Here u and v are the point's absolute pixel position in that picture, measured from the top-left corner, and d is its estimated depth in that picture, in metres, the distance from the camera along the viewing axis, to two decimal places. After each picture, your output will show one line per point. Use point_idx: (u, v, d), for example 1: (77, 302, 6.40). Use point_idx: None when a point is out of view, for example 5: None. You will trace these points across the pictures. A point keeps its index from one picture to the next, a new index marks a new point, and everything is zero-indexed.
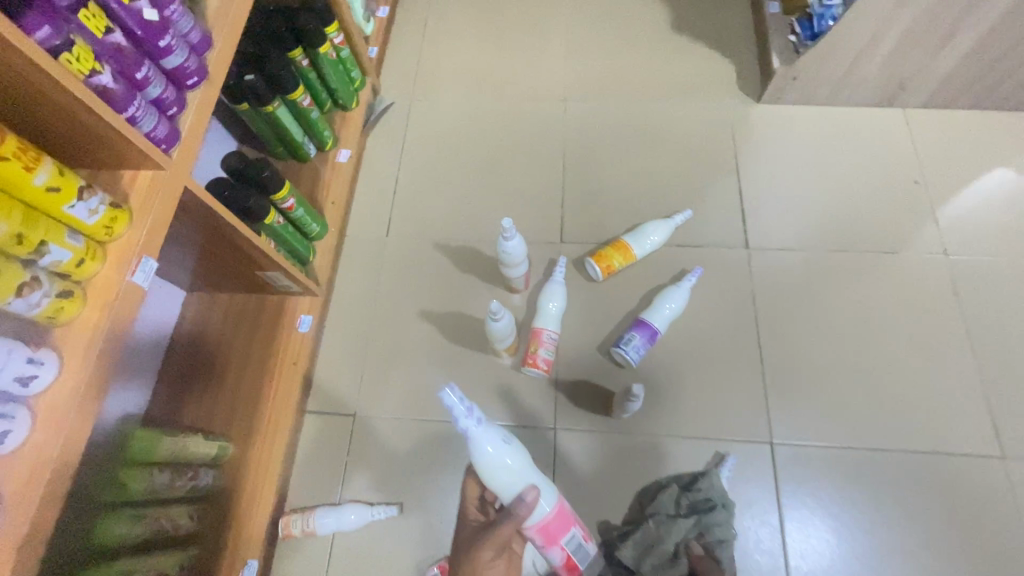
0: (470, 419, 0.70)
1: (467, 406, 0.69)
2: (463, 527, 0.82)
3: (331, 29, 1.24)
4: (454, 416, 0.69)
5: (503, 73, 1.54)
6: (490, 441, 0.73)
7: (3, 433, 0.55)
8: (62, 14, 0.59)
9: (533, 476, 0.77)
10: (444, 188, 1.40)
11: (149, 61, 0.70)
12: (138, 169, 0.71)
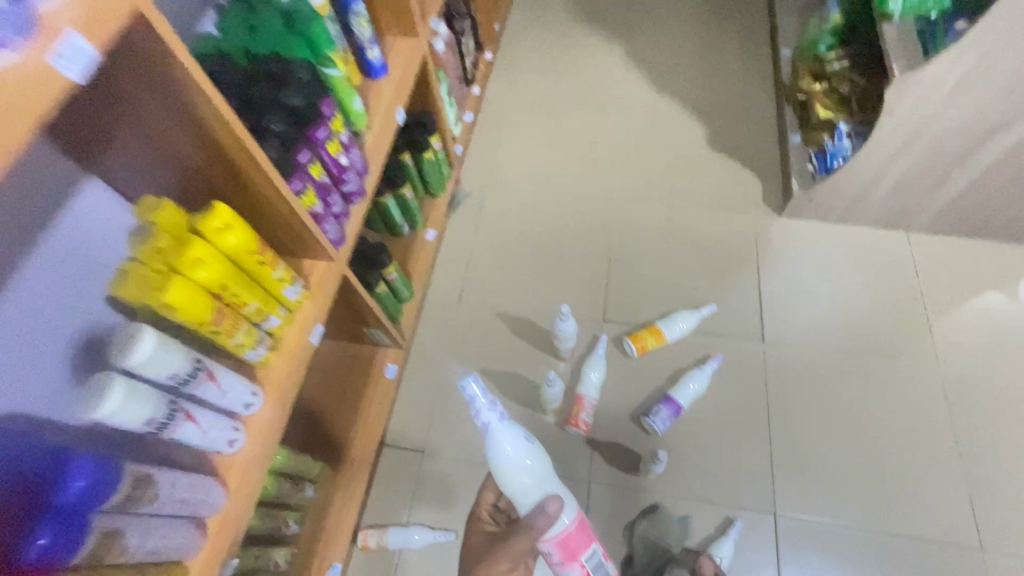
0: (494, 411, 0.80)
1: (492, 399, 0.79)
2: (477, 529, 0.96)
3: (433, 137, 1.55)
4: (480, 408, 0.79)
5: (564, 171, 1.85)
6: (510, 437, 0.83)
7: (234, 440, 0.83)
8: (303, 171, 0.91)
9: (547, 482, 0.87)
10: (509, 266, 1.68)
11: (337, 190, 1.01)
12: (315, 259, 1.02)
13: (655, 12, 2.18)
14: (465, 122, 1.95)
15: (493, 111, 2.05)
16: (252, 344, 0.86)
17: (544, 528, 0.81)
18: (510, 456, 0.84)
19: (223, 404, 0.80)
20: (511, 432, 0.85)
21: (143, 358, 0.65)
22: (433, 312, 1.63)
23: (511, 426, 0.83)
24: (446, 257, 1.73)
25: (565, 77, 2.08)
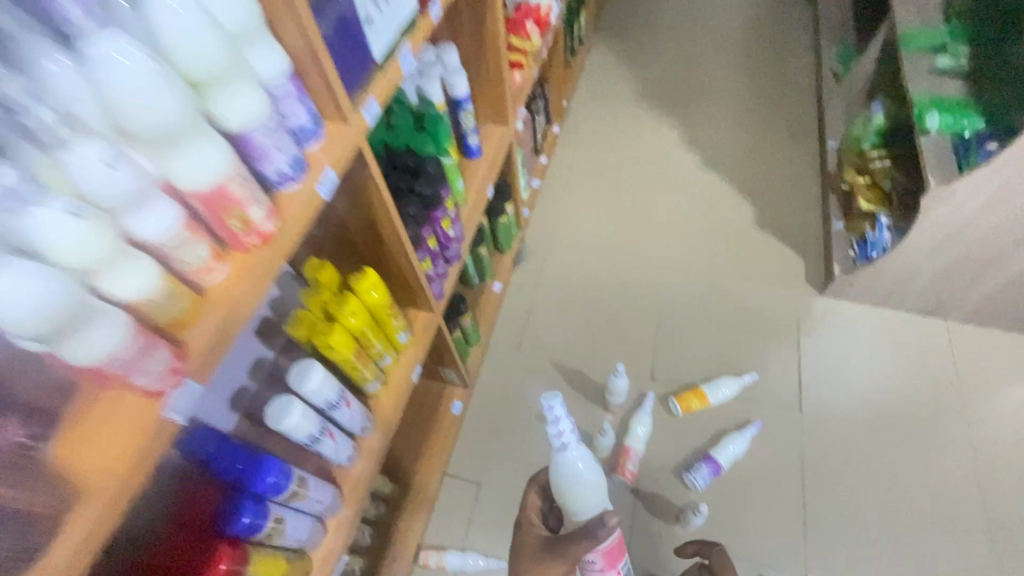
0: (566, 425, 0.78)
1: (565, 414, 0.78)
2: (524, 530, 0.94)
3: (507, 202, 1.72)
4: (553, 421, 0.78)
5: (620, 237, 2.03)
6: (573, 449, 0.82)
7: (352, 457, 1.02)
8: (424, 242, 1.12)
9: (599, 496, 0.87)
10: (566, 320, 1.85)
11: (442, 255, 1.23)
12: (419, 310, 1.22)
13: (711, 96, 2.39)
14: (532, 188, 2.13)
15: (557, 175, 2.25)
16: (372, 378, 1.05)
17: (602, 542, 0.80)
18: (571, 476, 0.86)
19: (349, 427, 0.99)
20: (579, 451, 0.86)
21: (311, 385, 0.86)
22: (495, 357, 1.80)
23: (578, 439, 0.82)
24: (508, 308, 1.91)
25: (625, 150, 2.28)
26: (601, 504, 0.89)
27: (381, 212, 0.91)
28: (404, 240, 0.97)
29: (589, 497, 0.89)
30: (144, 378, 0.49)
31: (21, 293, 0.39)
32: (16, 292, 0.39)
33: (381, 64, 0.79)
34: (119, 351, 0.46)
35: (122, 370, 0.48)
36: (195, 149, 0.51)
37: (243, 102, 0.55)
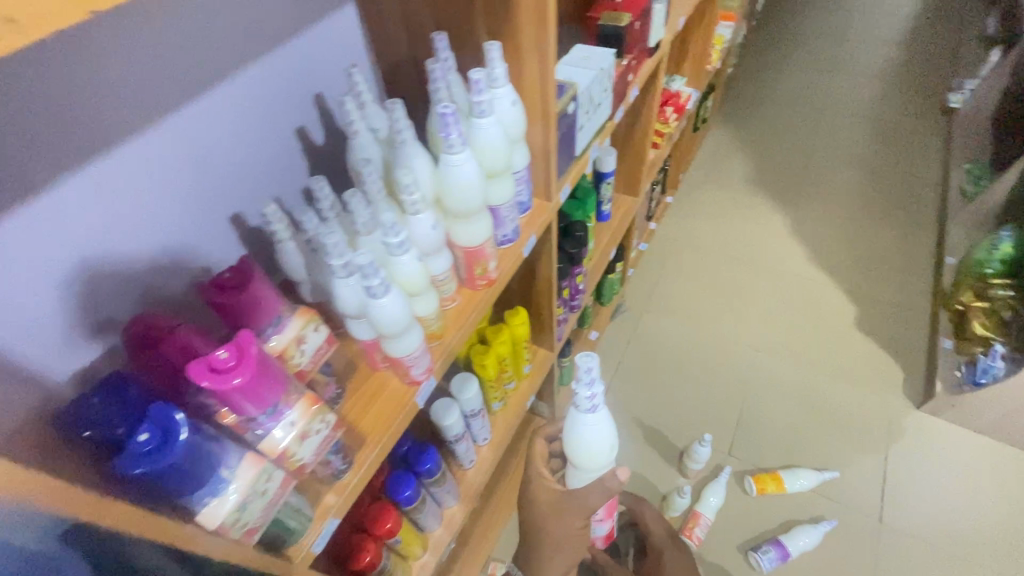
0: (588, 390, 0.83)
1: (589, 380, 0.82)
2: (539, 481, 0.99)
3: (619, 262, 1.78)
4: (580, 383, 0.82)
5: (717, 310, 2.10)
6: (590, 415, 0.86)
7: (471, 461, 1.20)
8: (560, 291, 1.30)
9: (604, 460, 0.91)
10: (654, 379, 1.92)
11: (569, 303, 1.39)
12: (539, 347, 1.39)
13: (825, 193, 2.45)
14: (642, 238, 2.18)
15: (663, 239, 2.34)
16: (499, 398, 1.22)
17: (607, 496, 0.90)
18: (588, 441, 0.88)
19: (474, 434, 1.17)
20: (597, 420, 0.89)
21: (464, 395, 1.05)
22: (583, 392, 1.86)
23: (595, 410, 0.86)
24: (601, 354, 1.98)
25: (732, 228, 2.35)
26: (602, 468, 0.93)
27: (544, 264, 1.09)
28: (553, 289, 1.15)
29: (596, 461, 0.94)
30: (414, 372, 0.70)
31: (399, 311, 0.60)
32: (398, 310, 0.60)
33: (576, 157, 0.99)
34: (414, 353, 0.67)
35: (408, 365, 0.68)
36: (478, 221, 0.72)
37: (505, 189, 0.77)
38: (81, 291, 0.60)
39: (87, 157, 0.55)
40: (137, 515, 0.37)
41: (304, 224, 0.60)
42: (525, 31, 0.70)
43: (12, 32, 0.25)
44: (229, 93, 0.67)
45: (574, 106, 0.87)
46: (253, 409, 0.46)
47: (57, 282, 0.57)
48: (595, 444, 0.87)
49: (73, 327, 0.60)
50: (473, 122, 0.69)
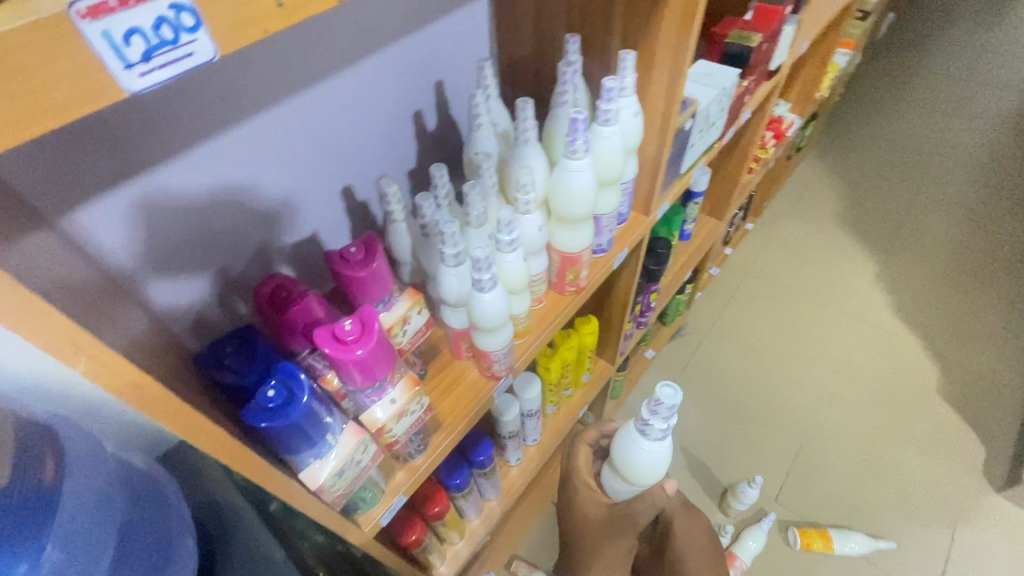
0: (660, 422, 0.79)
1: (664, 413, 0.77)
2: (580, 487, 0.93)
3: (690, 284, 1.71)
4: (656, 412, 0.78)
5: (785, 348, 1.98)
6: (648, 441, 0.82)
7: (518, 459, 1.20)
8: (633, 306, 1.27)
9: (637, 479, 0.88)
10: (705, 407, 1.84)
11: (638, 319, 1.36)
12: (599, 358, 1.37)
13: (924, 244, 2.26)
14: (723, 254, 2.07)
15: (739, 264, 2.22)
16: (554, 402, 1.22)
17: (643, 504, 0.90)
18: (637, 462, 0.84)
19: (526, 434, 1.17)
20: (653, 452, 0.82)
21: (525, 395, 1.04)
22: (631, 407, 1.81)
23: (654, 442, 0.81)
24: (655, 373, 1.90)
25: (814, 266, 2.21)
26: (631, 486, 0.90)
27: (626, 277, 1.07)
28: (629, 303, 1.13)
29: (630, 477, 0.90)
30: (496, 367, 0.71)
31: (498, 307, 0.61)
32: (498, 306, 0.61)
33: (681, 174, 0.96)
34: (502, 350, 0.68)
35: (493, 359, 0.69)
36: (582, 228, 0.72)
37: (612, 199, 0.76)
38: (180, 223, 0.59)
39: (243, 109, 0.57)
40: (255, 464, 0.39)
41: (422, 210, 0.61)
42: (660, 44, 0.68)
43: (273, 12, 0.25)
44: (366, 71, 0.69)
45: (691, 124, 0.84)
46: (364, 381, 0.48)
47: (163, 207, 0.56)
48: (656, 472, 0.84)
49: (150, 260, 0.58)
50: (594, 129, 0.68)
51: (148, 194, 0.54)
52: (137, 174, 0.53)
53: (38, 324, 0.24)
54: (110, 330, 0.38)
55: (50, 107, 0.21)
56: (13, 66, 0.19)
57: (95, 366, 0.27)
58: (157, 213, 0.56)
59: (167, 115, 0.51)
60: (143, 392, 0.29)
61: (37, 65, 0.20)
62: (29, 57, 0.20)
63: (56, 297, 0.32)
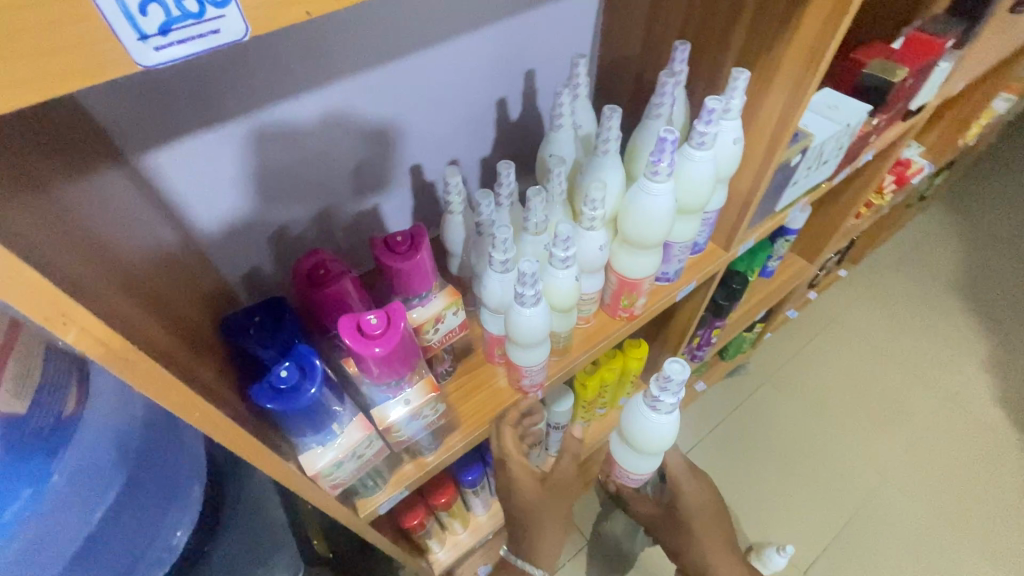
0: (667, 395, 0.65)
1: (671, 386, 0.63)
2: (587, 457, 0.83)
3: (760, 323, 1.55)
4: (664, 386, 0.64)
5: (861, 412, 1.66)
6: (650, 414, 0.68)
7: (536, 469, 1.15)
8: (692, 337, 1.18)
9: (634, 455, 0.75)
10: (751, 457, 1.56)
11: (694, 351, 1.27)
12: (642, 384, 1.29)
13: None
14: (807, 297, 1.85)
15: (827, 310, 1.89)
16: (584, 418, 1.15)
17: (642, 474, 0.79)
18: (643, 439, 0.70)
19: (549, 444, 1.12)
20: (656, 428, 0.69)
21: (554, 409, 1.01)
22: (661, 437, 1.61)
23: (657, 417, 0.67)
24: (700, 409, 1.65)
25: (919, 327, 1.86)
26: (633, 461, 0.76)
27: (689, 308, 0.99)
28: (686, 336, 1.04)
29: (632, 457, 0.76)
30: (526, 381, 0.67)
31: (537, 325, 0.58)
32: (537, 323, 0.57)
33: (775, 212, 0.86)
34: (535, 366, 0.64)
35: (524, 373, 0.66)
36: (649, 255, 0.66)
37: (689, 228, 0.69)
38: (264, 164, 0.59)
39: (359, 66, 0.59)
40: (249, 447, 0.38)
41: (480, 207, 0.58)
42: (782, 71, 0.60)
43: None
44: (454, 51, 0.66)
45: (799, 160, 0.75)
46: (382, 378, 0.46)
47: (257, 144, 0.57)
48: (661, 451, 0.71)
49: (220, 192, 0.58)
50: (685, 151, 0.61)
51: (249, 130, 0.55)
52: (253, 110, 0.54)
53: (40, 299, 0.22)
54: (145, 280, 0.37)
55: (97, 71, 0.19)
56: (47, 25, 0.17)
57: (86, 337, 0.25)
58: (250, 148, 0.57)
59: (275, 60, 0.52)
60: (130, 368, 0.27)
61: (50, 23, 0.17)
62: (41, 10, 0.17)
63: (94, 248, 0.31)
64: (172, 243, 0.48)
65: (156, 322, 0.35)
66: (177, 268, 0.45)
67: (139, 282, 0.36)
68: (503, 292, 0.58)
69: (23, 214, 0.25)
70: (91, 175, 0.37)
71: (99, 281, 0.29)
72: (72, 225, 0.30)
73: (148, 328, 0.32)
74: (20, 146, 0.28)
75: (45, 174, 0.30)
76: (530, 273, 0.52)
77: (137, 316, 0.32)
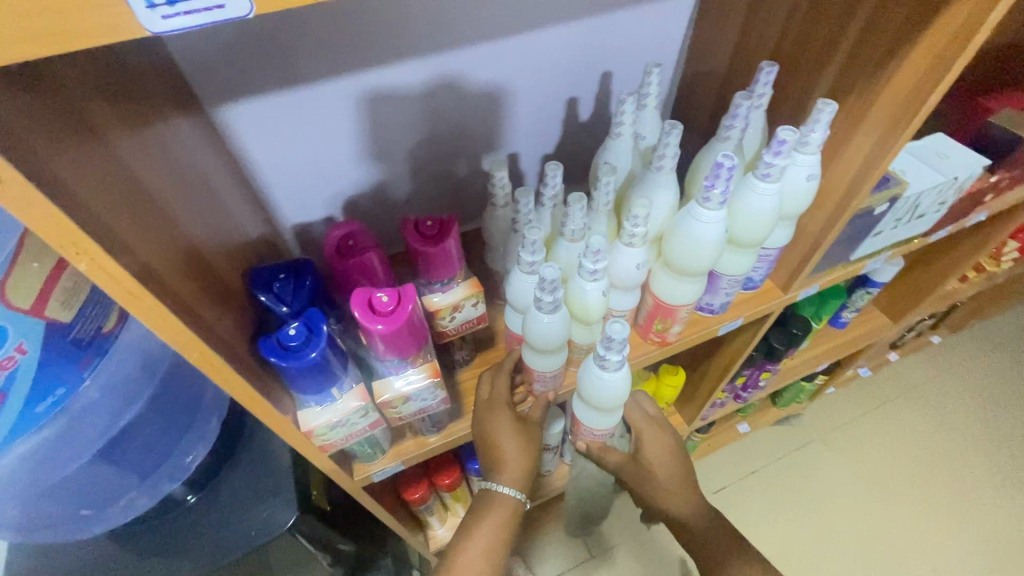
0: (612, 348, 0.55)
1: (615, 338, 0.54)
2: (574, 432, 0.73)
3: (823, 374, 1.42)
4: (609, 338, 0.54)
5: (924, 496, 1.46)
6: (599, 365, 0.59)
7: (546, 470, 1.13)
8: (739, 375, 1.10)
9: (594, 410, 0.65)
10: (784, 514, 1.42)
11: (738, 389, 1.19)
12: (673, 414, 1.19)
13: None
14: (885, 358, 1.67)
15: (905, 375, 1.68)
16: None
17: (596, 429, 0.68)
18: (597, 393, 0.61)
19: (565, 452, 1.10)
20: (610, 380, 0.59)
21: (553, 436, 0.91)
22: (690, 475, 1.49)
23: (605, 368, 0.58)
24: (737, 450, 1.53)
25: (1020, 418, 1.60)
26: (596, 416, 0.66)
27: (736, 345, 0.92)
28: (728, 375, 0.97)
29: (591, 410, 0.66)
30: (538, 385, 0.66)
31: (553, 332, 0.57)
32: (553, 330, 0.56)
33: (850, 261, 0.78)
34: (548, 373, 0.63)
35: (536, 379, 0.65)
36: (691, 284, 0.62)
37: (740, 263, 0.64)
38: (344, 126, 0.62)
39: (448, 46, 0.60)
40: (244, 392, 0.41)
41: (519, 205, 0.58)
42: (875, 110, 0.54)
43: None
44: (526, 45, 0.65)
45: (885, 209, 0.68)
46: (386, 355, 0.48)
47: (342, 106, 0.60)
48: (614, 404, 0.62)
49: (295, 145, 0.61)
50: (747, 180, 0.57)
51: (339, 91, 0.58)
52: (348, 74, 0.57)
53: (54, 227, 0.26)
54: (189, 225, 0.41)
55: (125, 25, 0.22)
56: None
57: (97, 269, 0.28)
58: (335, 108, 0.60)
59: (375, 30, 0.55)
60: (136, 302, 0.31)
61: None
62: None
63: (138, 192, 0.34)
64: (228, 193, 0.52)
65: (186, 265, 0.38)
66: (224, 214, 0.49)
67: (181, 226, 0.39)
68: (526, 293, 0.58)
69: (69, 153, 0.28)
70: (159, 124, 0.41)
71: (130, 222, 0.32)
72: (118, 167, 0.33)
73: (171, 269, 0.36)
74: (82, 95, 0.31)
75: (101, 123, 0.33)
76: (551, 279, 0.51)
77: (164, 257, 0.35)
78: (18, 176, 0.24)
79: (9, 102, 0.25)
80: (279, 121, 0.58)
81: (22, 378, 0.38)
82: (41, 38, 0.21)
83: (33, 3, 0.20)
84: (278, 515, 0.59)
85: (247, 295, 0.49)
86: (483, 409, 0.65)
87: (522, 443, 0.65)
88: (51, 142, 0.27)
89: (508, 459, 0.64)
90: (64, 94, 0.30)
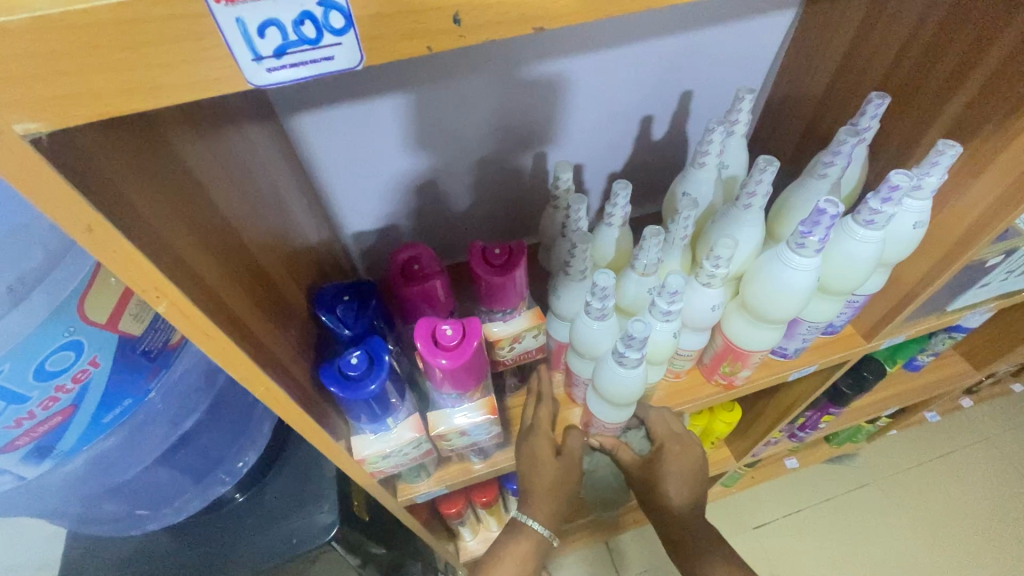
0: (629, 343, 0.49)
1: (636, 335, 0.48)
2: (591, 431, 0.65)
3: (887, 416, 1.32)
4: (631, 334, 0.48)
5: (993, 556, 1.33)
6: (617, 363, 0.52)
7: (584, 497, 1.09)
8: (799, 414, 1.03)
9: (606, 409, 0.58)
10: (832, 561, 1.32)
11: (796, 427, 1.11)
12: (723, 448, 1.13)
13: None
14: (957, 403, 1.54)
15: (980, 423, 1.54)
16: None
17: (608, 424, 0.61)
18: (610, 388, 0.54)
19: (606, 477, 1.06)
20: (626, 376, 0.52)
21: (593, 460, 0.90)
22: (733, 508, 1.41)
23: (624, 365, 0.51)
24: (784, 486, 1.44)
25: None
26: (608, 414, 0.59)
27: (801, 387, 0.86)
28: (789, 415, 0.90)
29: (602, 406, 0.58)
30: (578, 392, 0.64)
31: (599, 340, 0.53)
32: (598, 338, 0.53)
33: (946, 311, 0.71)
34: (584, 379, 0.60)
35: (574, 381, 0.62)
36: (770, 330, 0.57)
37: (827, 310, 0.58)
38: (412, 137, 0.60)
39: (525, 60, 0.57)
40: (301, 422, 0.40)
41: (571, 208, 0.54)
42: (1004, 157, 0.48)
43: (448, 34, 0.21)
44: (607, 61, 0.61)
45: (998, 261, 0.61)
46: (444, 387, 0.46)
47: (411, 118, 0.58)
48: (630, 400, 0.55)
49: (362, 153, 0.60)
50: (846, 225, 0.51)
51: (411, 102, 0.57)
52: (421, 87, 0.56)
53: (140, 276, 0.25)
54: (261, 251, 0.40)
55: (227, 79, 0.20)
56: (201, 34, 0.18)
57: (176, 311, 0.28)
58: (404, 120, 0.58)
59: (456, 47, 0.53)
60: (214, 343, 0.30)
61: (205, 31, 0.18)
62: (198, 23, 0.18)
63: (216, 221, 0.33)
64: (296, 205, 0.51)
65: (256, 290, 0.38)
66: (292, 228, 0.48)
67: (255, 254, 0.39)
68: (575, 301, 0.56)
69: (155, 187, 0.27)
70: (235, 142, 0.40)
71: (207, 257, 0.31)
72: (199, 196, 0.32)
73: (243, 300, 0.35)
74: (171, 122, 0.31)
75: (185, 148, 0.32)
76: (601, 286, 0.48)
77: (238, 289, 0.34)
78: (105, 222, 0.23)
79: (102, 137, 0.24)
80: (347, 127, 0.57)
81: (92, 394, 0.38)
82: (145, 95, 0.20)
83: (141, 58, 0.18)
84: (318, 524, 0.59)
85: (312, 315, 0.48)
86: (530, 443, 0.62)
87: (566, 474, 0.63)
88: (138, 176, 0.26)
89: (551, 492, 0.61)
90: (157, 123, 0.29)
